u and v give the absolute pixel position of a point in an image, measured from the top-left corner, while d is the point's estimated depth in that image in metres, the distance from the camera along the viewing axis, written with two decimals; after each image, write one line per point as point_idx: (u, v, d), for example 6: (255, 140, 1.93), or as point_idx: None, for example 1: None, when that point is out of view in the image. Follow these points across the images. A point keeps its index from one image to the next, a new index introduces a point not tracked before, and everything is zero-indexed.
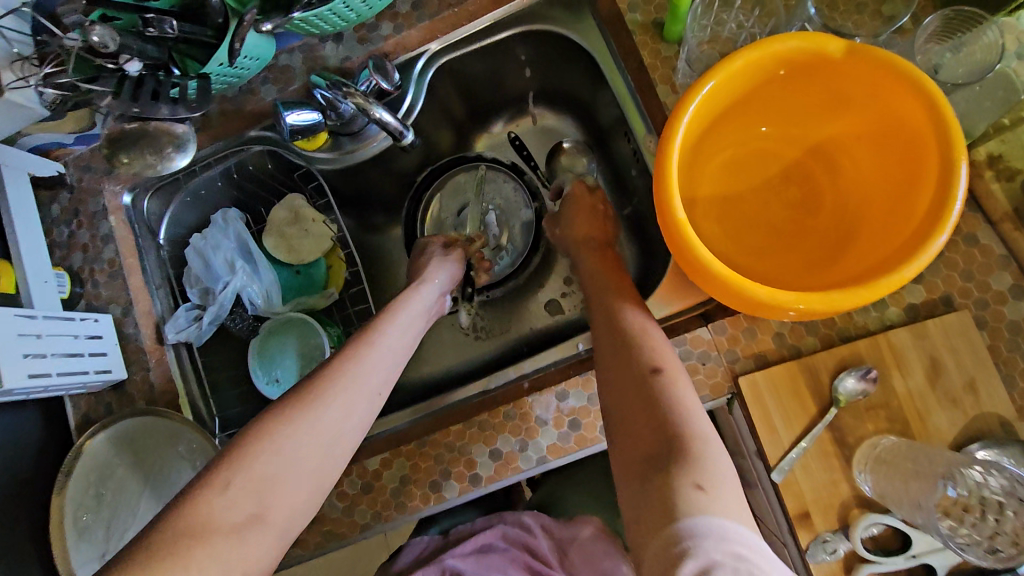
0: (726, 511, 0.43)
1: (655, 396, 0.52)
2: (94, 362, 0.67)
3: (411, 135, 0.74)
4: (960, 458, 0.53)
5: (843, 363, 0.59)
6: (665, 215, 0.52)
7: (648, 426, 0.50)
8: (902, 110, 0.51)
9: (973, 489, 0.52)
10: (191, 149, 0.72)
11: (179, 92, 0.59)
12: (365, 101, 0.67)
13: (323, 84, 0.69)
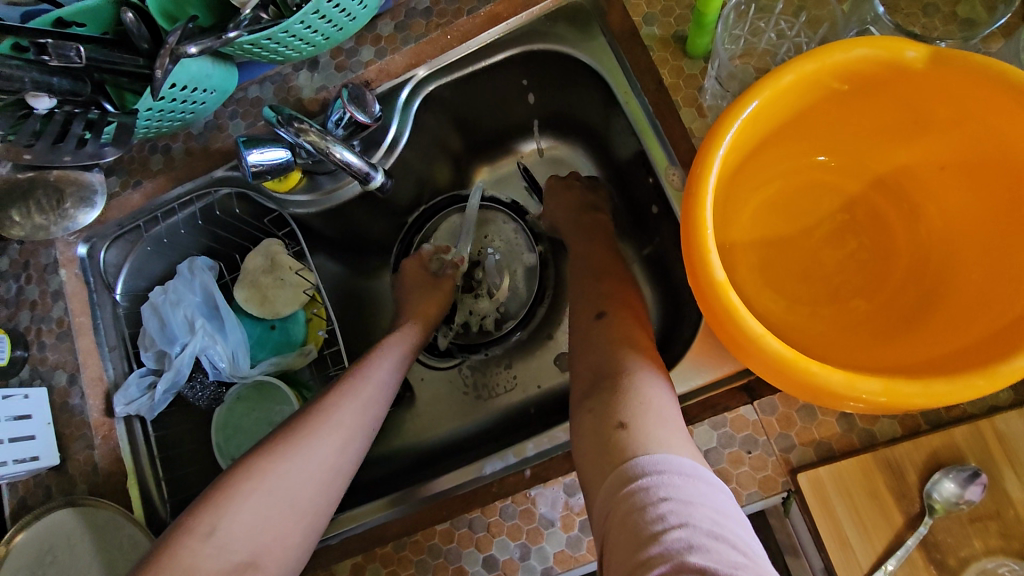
0: (646, 439, 0.46)
1: (601, 338, 0.57)
2: (14, 450, 0.60)
3: (381, 177, 0.64)
4: None
5: (935, 457, 0.46)
6: (699, 275, 0.40)
7: (594, 371, 0.54)
8: (1005, 130, 0.39)
9: None
10: (104, 200, 0.69)
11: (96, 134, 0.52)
12: (320, 137, 0.58)
13: (275, 119, 0.58)
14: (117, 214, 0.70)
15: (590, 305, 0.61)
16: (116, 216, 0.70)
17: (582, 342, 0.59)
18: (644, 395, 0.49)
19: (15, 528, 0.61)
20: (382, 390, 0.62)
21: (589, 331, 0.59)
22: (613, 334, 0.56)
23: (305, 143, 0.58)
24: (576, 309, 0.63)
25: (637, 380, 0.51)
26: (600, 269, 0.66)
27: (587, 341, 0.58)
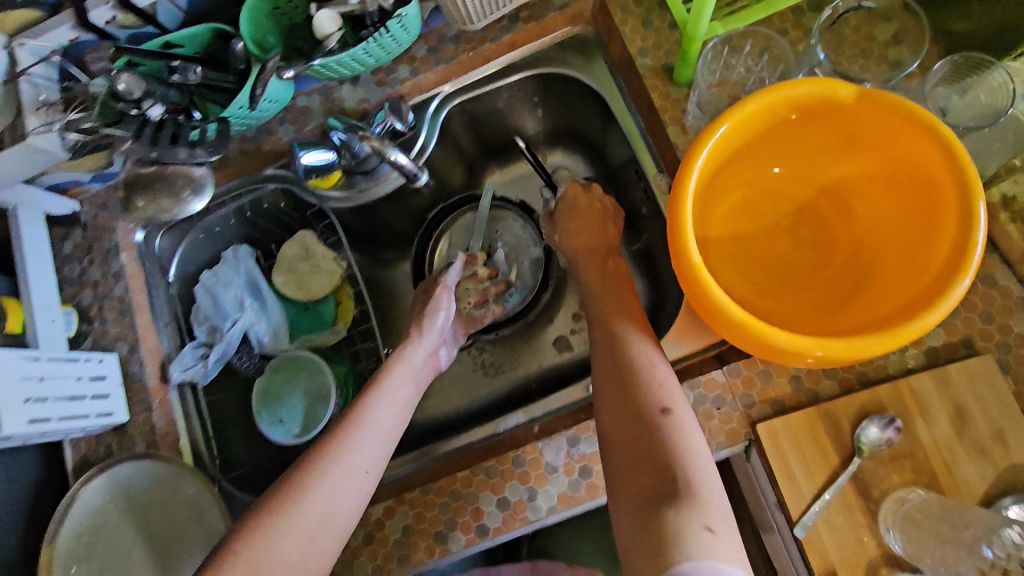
0: (730, 555, 0.44)
1: (665, 440, 0.51)
2: (94, 406, 0.64)
3: (425, 177, 0.79)
4: (994, 518, 0.50)
5: (864, 409, 0.57)
6: (679, 257, 0.51)
7: (652, 439, 0.51)
8: (915, 152, 0.51)
9: (1011, 551, 0.49)
10: (208, 191, 0.76)
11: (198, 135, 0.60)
12: (381, 144, 0.72)
13: (340, 127, 0.71)
14: None
15: (642, 389, 0.55)
16: None
17: (625, 420, 0.54)
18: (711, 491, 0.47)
19: (86, 478, 0.66)
20: (379, 445, 0.60)
21: (648, 424, 0.53)
22: (682, 437, 0.51)
23: (368, 147, 0.72)
24: (619, 387, 0.56)
25: (700, 469, 0.49)
26: (645, 345, 0.59)
27: (647, 436, 0.52)
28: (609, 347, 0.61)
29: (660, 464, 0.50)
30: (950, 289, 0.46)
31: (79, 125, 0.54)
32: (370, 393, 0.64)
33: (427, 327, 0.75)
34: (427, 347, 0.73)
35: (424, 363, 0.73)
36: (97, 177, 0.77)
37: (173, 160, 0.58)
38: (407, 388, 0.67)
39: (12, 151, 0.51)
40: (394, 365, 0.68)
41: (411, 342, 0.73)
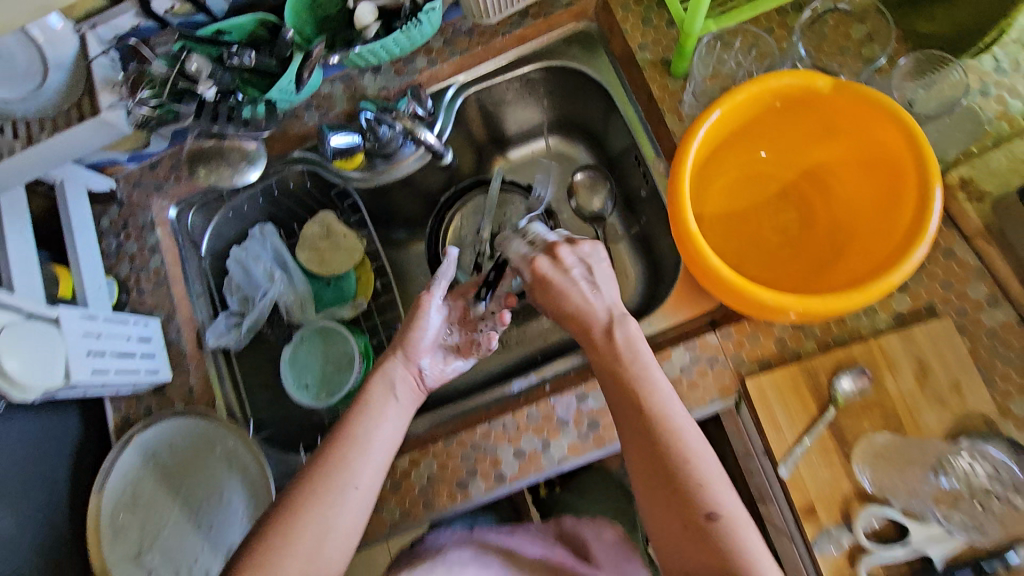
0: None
1: (721, 551, 0.51)
2: (144, 363, 0.70)
3: (451, 155, 0.87)
4: (948, 448, 0.61)
5: (839, 364, 0.65)
6: (678, 226, 0.58)
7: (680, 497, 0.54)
8: (883, 137, 0.58)
9: (963, 475, 0.59)
10: (263, 161, 0.80)
11: (250, 111, 0.68)
12: (411, 124, 0.78)
13: (371, 108, 0.77)
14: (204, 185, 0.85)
15: (689, 498, 0.53)
16: (203, 187, 0.85)
17: (679, 536, 0.53)
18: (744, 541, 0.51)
19: (121, 442, 0.73)
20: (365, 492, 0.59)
21: (700, 535, 0.52)
22: (736, 542, 0.51)
23: (401, 126, 0.78)
24: (660, 500, 0.55)
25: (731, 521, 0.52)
26: (675, 440, 0.56)
27: (702, 548, 0.52)
28: (636, 437, 0.57)
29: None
30: (910, 253, 0.53)
31: (148, 102, 0.62)
32: (338, 446, 0.61)
33: (375, 382, 0.67)
34: (405, 357, 0.69)
35: (401, 379, 0.68)
36: (133, 157, 0.83)
37: (235, 130, 0.68)
38: (381, 431, 0.63)
39: (85, 125, 0.56)
40: (359, 412, 0.64)
41: (367, 395, 0.65)
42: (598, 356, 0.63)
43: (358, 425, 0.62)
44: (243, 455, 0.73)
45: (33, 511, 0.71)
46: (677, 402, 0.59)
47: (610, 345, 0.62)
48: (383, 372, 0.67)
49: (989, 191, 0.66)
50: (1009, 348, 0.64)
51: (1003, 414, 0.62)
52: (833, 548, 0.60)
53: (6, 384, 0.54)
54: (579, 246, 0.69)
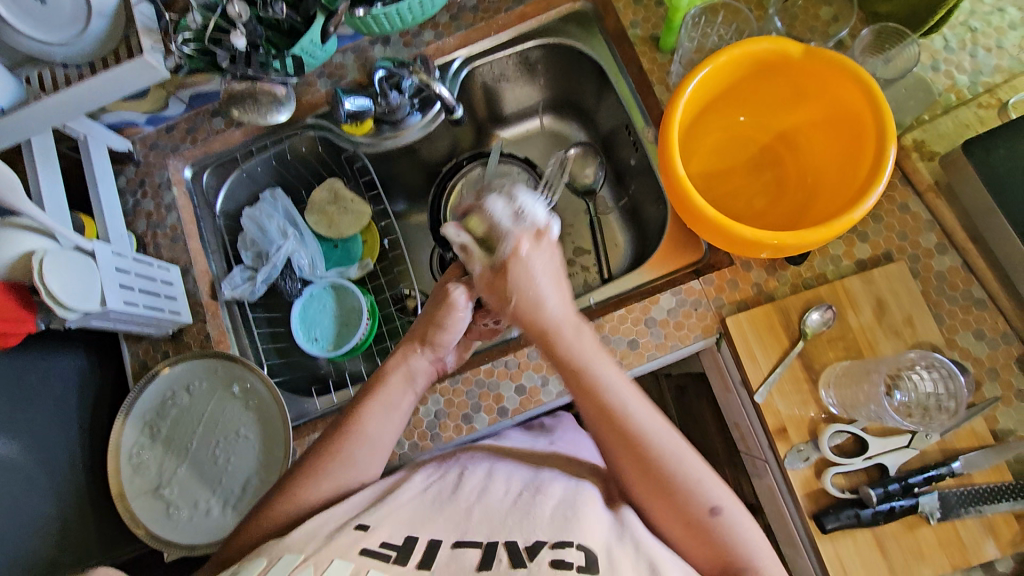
0: (736, 517, 0.54)
1: (722, 544, 0.53)
2: (168, 303, 0.77)
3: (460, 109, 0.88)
4: (905, 361, 0.68)
5: (808, 303, 0.72)
6: (668, 172, 0.65)
7: (642, 454, 0.55)
8: (846, 96, 0.66)
9: (914, 386, 0.67)
10: (291, 107, 0.78)
11: (280, 66, 0.73)
12: (428, 76, 0.81)
13: (388, 65, 0.81)
14: (219, 147, 0.89)
15: (682, 498, 0.54)
16: (218, 148, 0.89)
17: (678, 531, 0.54)
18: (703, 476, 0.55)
19: (142, 384, 0.79)
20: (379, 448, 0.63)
21: (700, 531, 0.53)
22: (738, 533, 0.53)
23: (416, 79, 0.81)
24: (652, 498, 0.55)
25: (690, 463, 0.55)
26: (658, 439, 0.56)
27: (703, 543, 0.53)
28: (618, 441, 0.56)
29: (716, 561, 0.53)
30: (867, 193, 0.61)
31: (183, 46, 0.67)
32: (346, 437, 0.62)
33: (392, 373, 0.67)
34: (432, 354, 0.69)
35: (423, 372, 0.69)
36: (150, 119, 0.87)
37: (267, 78, 0.73)
38: (391, 422, 0.65)
39: (124, 67, 0.62)
40: (374, 403, 0.64)
41: (386, 385, 0.66)
42: (564, 364, 0.60)
43: (373, 417, 0.63)
44: (260, 394, 0.79)
45: (59, 443, 0.77)
46: (646, 402, 0.58)
47: (570, 349, 0.60)
48: (406, 367, 0.67)
49: (938, 152, 0.75)
50: (955, 289, 0.72)
51: (949, 345, 0.71)
52: (801, 462, 0.68)
53: (50, 301, 0.61)
54: (547, 244, 0.66)
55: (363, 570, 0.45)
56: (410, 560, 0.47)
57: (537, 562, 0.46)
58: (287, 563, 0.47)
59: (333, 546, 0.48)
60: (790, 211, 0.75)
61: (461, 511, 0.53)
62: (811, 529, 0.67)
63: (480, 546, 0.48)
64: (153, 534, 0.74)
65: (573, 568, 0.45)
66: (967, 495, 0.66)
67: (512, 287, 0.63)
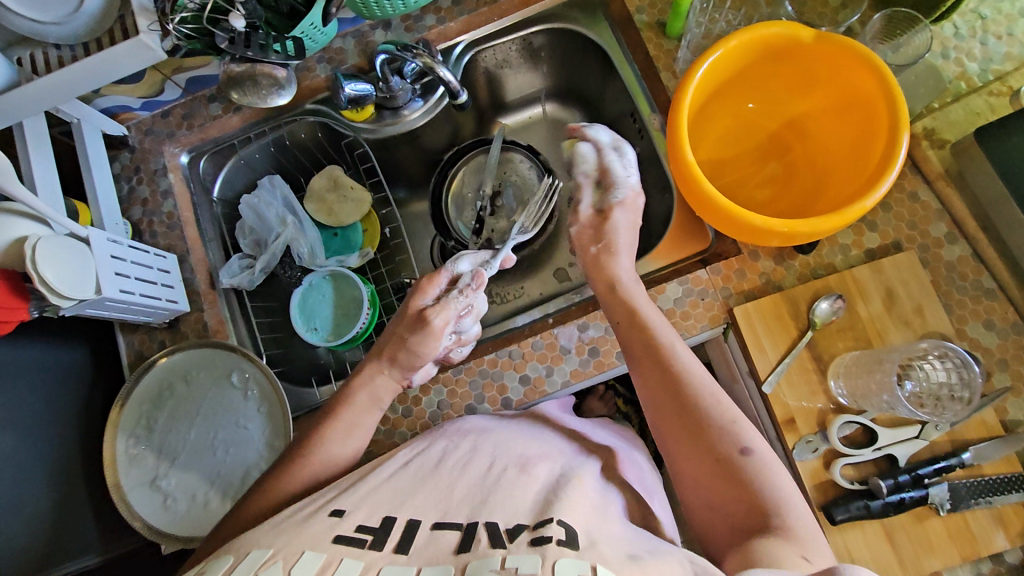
0: (770, 469, 0.52)
1: (749, 482, 0.51)
2: (164, 292, 0.75)
3: (464, 95, 0.82)
4: (918, 351, 0.66)
5: (817, 292, 0.71)
6: (677, 158, 0.64)
7: (680, 395, 0.57)
8: (859, 82, 0.65)
9: (925, 375, 0.66)
10: (292, 90, 0.74)
11: (280, 48, 0.70)
12: (432, 60, 0.76)
13: (392, 49, 0.76)
14: (216, 133, 0.88)
15: (714, 434, 0.54)
16: (215, 135, 0.87)
17: (703, 470, 0.53)
18: (739, 421, 0.55)
19: (137, 375, 0.77)
20: (353, 441, 0.62)
21: (729, 467, 0.52)
22: (768, 479, 0.51)
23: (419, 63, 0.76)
24: (681, 435, 0.56)
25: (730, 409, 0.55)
26: (696, 377, 0.57)
27: (728, 478, 0.52)
28: (658, 382, 0.58)
29: (741, 502, 0.51)
30: (881, 179, 0.60)
31: (181, 27, 0.64)
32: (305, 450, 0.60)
33: (356, 393, 0.65)
34: (399, 372, 0.66)
35: (389, 390, 0.66)
36: (145, 104, 0.85)
37: (266, 61, 0.70)
38: (349, 442, 0.62)
39: (123, 46, 0.60)
40: (338, 418, 0.63)
41: (350, 406, 0.64)
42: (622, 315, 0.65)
43: (332, 438, 0.61)
44: (258, 381, 0.78)
45: (53, 434, 0.75)
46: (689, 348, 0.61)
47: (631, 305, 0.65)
48: (370, 386, 0.65)
49: (949, 140, 0.74)
50: (965, 278, 0.71)
51: (959, 335, 0.70)
52: (810, 453, 0.67)
53: (44, 289, 0.59)
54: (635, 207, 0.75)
55: (336, 560, 0.45)
56: (386, 545, 0.47)
57: (515, 543, 0.45)
58: (254, 560, 0.45)
59: (306, 537, 0.47)
60: (801, 198, 0.74)
61: (443, 487, 0.54)
62: (820, 521, 0.66)
63: (459, 528, 0.48)
64: (150, 526, 0.73)
65: (552, 544, 0.45)
66: (976, 487, 0.65)
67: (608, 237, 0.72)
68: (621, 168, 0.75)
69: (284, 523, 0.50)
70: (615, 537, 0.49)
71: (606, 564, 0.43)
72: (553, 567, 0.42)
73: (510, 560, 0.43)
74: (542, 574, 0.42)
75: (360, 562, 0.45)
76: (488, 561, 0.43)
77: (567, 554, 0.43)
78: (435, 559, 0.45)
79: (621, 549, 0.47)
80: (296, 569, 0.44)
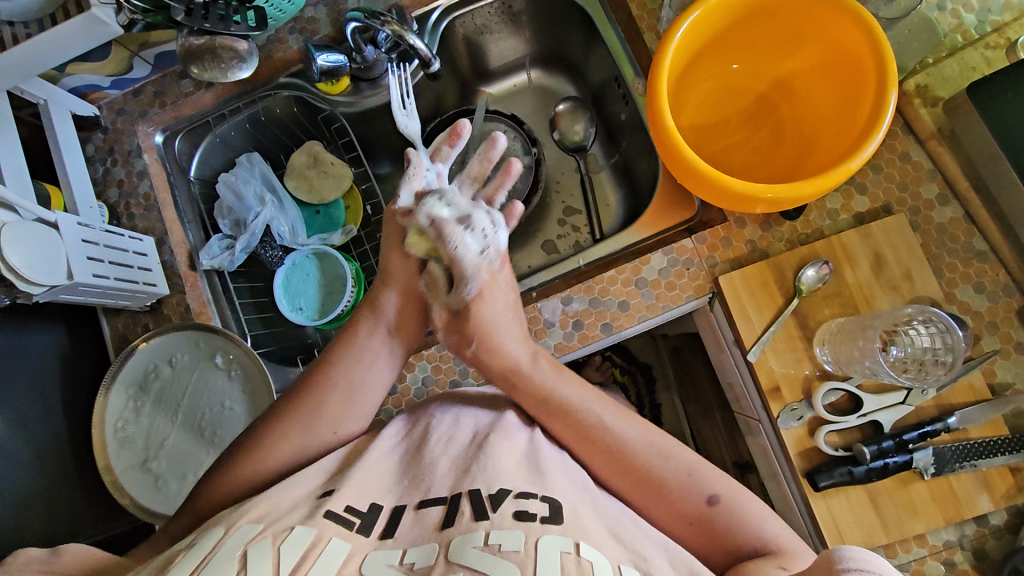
0: (739, 506, 0.54)
1: (722, 532, 0.53)
2: (142, 275, 0.74)
3: (438, 64, 0.80)
4: (903, 315, 0.65)
5: (803, 259, 0.70)
6: (656, 123, 0.62)
7: (622, 460, 0.57)
8: (846, 39, 0.62)
9: (912, 341, 0.65)
10: (254, 63, 0.73)
11: (241, 18, 0.68)
12: (401, 27, 0.73)
13: (360, 17, 0.73)
14: (189, 111, 0.85)
15: (677, 492, 0.55)
16: (189, 112, 0.85)
17: (679, 524, 0.55)
18: (689, 473, 0.55)
19: (120, 359, 0.77)
20: (368, 377, 0.63)
21: (704, 519, 0.54)
22: (742, 510, 0.54)
23: (389, 30, 0.73)
24: (640, 495, 0.56)
25: (676, 461, 0.56)
26: (641, 446, 0.57)
27: (710, 532, 0.54)
28: (600, 454, 0.57)
29: (723, 547, 0.53)
30: (867, 140, 0.57)
31: None
32: (318, 389, 0.61)
33: (369, 319, 0.66)
34: (400, 288, 0.68)
35: (396, 310, 0.68)
36: (115, 83, 0.82)
37: (226, 32, 0.69)
38: (370, 369, 0.64)
39: (76, 21, 0.59)
40: (344, 355, 0.63)
41: (360, 335, 0.65)
42: (525, 390, 0.62)
43: (349, 362, 0.63)
44: (243, 362, 0.77)
45: (42, 418, 0.75)
46: (611, 410, 0.59)
47: (538, 381, 0.62)
48: (376, 305, 0.67)
49: (942, 98, 0.71)
50: (955, 241, 0.70)
51: (949, 299, 0.69)
52: (795, 421, 0.67)
53: (12, 275, 0.58)
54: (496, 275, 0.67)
55: (325, 539, 0.44)
56: (374, 530, 0.47)
57: (499, 513, 0.46)
58: (245, 533, 0.45)
59: (294, 515, 0.47)
60: (787, 164, 0.72)
61: (426, 465, 0.53)
62: (804, 487, 0.66)
63: (443, 501, 0.48)
64: (142, 507, 0.74)
65: (536, 520, 0.45)
66: (962, 451, 0.65)
67: (476, 329, 0.66)
68: (477, 250, 0.66)
69: (274, 499, 0.50)
70: (597, 512, 0.50)
71: (588, 542, 0.45)
72: (536, 545, 0.43)
73: (494, 537, 0.43)
74: (526, 551, 0.42)
75: (348, 544, 0.44)
76: (472, 536, 0.43)
77: (550, 530, 0.44)
78: (421, 540, 0.45)
79: (602, 524, 0.48)
80: (286, 550, 0.43)
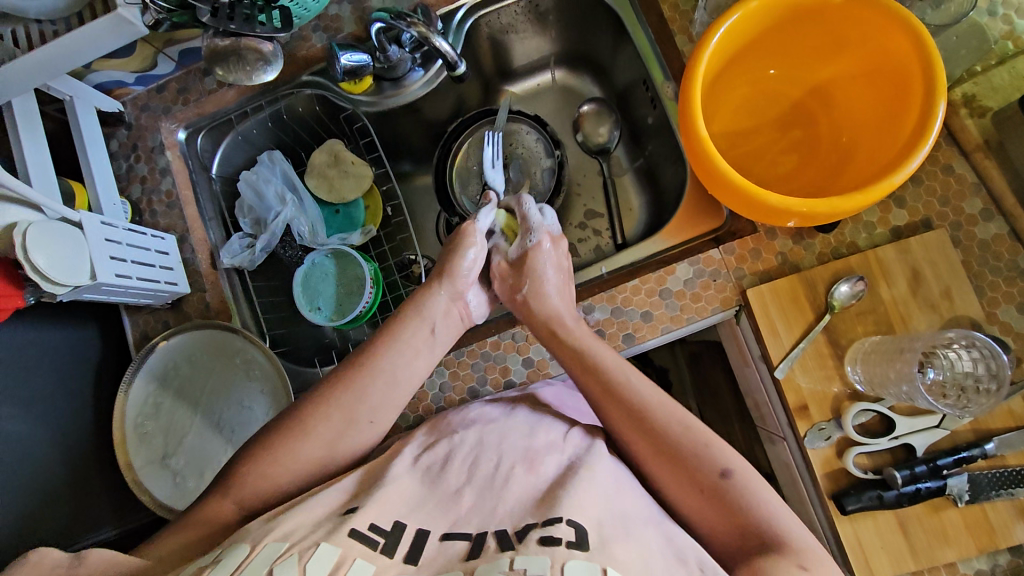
0: (757, 494, 0.51)
1: (737, 506, 0.51)
2: (163, 274, 0.75)
3: (463, 66, 0.78)
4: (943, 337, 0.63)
5: (836, 273, 0.67)
6: (689, 132, 0.60)
7: (641, 422, 0.56)
8: (892, 46, 0.59)
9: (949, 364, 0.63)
10: (280, 65, 0.71)
11: (266, 19, 0.68)
12: (427, 29, 0.71)
13: (386, 17, 0.72)
14: (212, 108, 0.84)
15: (692, 462, 0.53)
16: (212, 109, 0.84)
17: (691, 497, 0.53)
18: (707, 447, 0.54)
19: (141, 357, 0.77)
20: (400, 383, 0.62)
21: (717, 495, 0.52)
22: (759, 498, 0.51)
23: (415, 32, 0.71)
24: (657, 462, 0.55)
25: (695, 434, 0.54)
26: (663, 411, 0.56)
27: (725, 511, 0.51)
28: (620, 412, 0.57)
29: (736, 528, 0.50)
30: (911, 154, 0.55)
31: None
32: (365, 370, 0.61)
33: (419, 305, 0.67)
34: (452, 288, 0.69)
35: (445, 310, 0.68)
36: (140, 79, 0.82)
37: (251, 33, 0.67)
38: (410, 363, 0.63)
39: (100, 21, 0.58)
40: (388, 345, 0.63)
41: (408, 320, 0.65)
42: (559, 345, 0.65)
43: (391, 356, 0.62)
44: (263, 363, 0.78)
45: (64, 413, 0.76)
46: (638, 373, 0.60)
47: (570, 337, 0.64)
48: (418, 305, 0.67)
49: (990, 108, 0.68)
50: (999, 258, 0.67)
51: (990, 319, 0.66)
52: (822, 441, 0.65)
53: (36, 275, 0.58)
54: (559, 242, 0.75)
55: (350, 558, 0.45)
56: (398, 551, 0.47)
57: (525, 543, 0.45)
58: (273, 551, 0.45)
59: (320, 530, 0.47)
60: (823, 175, 0.70)
61: (451, 491, 0.52)
62: (830, 510, 0.64)
63: (469, 538, 0.47)
64: (161, 504, 0.74)
65: (563, 544, 0.44)
66: (999, 478, 0.62)
67: (532, 274, 0.71)
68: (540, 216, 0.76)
69: (288, 514, 0.49)
70: (630, 534, 0.47)
71: (617, 568, 0.43)
72: (563, 570, 0.42)
73: (520, 562, 0.42)
74: None
75: (372, 566, 0.45)
76: (498, 563, 0.43)
77: (577, 555, 0.43)
78: (447, 567, 0.44)
79: (635, 545, 0.46)
80: (311, 565, 0.43)
